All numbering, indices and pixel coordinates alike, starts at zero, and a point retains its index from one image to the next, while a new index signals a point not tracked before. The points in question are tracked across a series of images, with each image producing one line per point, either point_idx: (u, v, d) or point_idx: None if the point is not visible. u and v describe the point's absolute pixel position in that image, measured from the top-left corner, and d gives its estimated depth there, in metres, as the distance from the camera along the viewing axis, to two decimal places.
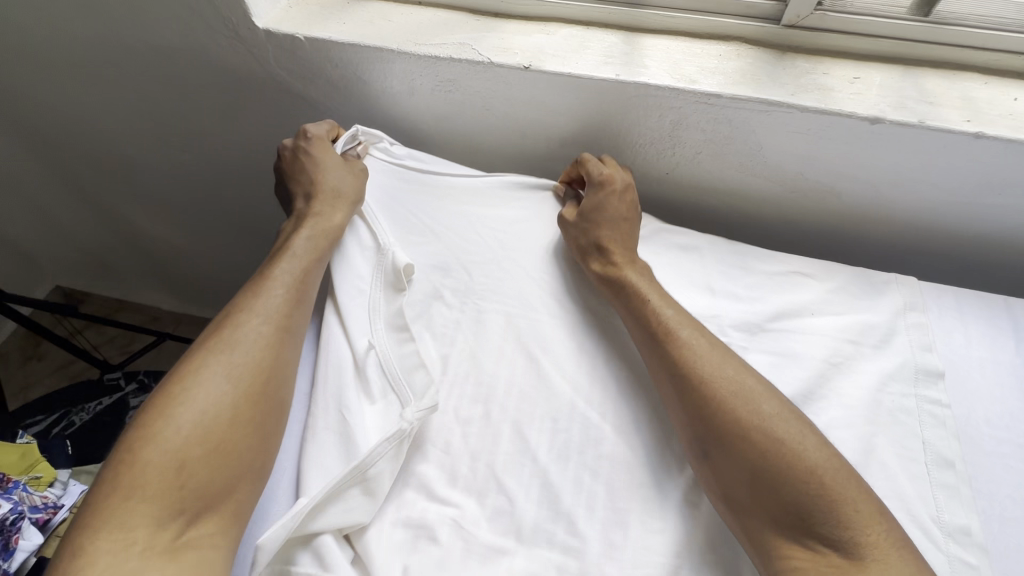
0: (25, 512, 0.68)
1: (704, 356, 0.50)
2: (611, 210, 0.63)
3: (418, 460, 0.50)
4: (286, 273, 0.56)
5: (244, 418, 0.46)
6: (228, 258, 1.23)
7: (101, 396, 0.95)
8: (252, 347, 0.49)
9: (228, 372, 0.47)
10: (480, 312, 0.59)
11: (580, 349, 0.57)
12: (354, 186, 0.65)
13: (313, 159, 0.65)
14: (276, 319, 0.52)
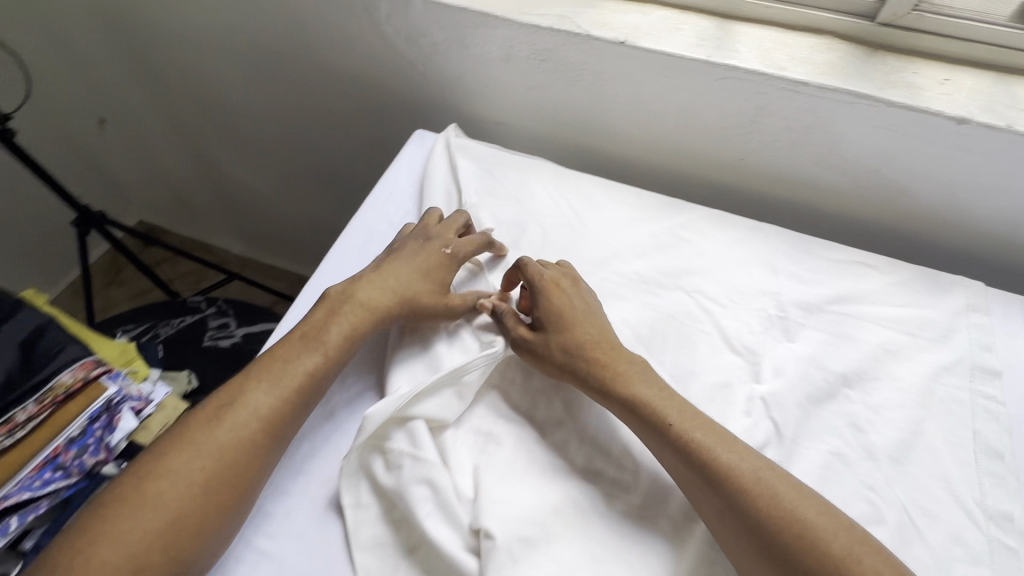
0: (126, 399, 0.76)
1: (709, 450, 0.45)
2: (574, 310, 0.56)
3: (488, 382, 0.55)
4: (302, 364, 0.51)
5: (200, 524, 0.43)
6: (300, 209, 1.31)
7: (184, 313, 1.04)
8: (235, 447, 0.46)
9: (203, 469, 0.45)
10: (553, 263, 0.64)
11: (643, 307, 0.61)
12: (428, 281, 0.59)
13: (413, 244, 0.61)
14: (271, 421, 0.48)
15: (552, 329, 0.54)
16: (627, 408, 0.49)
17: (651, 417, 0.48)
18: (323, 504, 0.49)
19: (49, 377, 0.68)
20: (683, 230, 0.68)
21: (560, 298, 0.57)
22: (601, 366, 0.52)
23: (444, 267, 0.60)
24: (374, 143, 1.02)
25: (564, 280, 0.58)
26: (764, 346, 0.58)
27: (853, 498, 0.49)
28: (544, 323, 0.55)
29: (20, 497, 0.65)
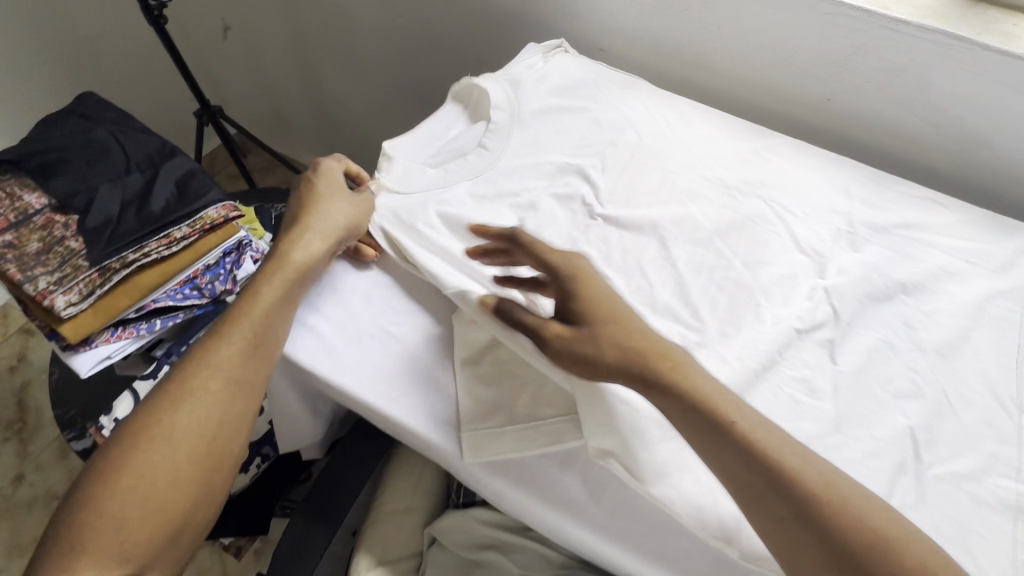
0: (251, 246, 0.87)
1: (758, 440, 0.42)
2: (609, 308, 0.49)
3: (582, 244, 0.63)
4: (238, 334, 0.53)
5: (180, 476, 0.47)
6: (388, 131, 1.42)
7: (287, 200, 1.14)
8: (192, 411, 0.49)
9: (163, 437, 0.48)
10: (644, 161, 0.71)
11: (724, 206, 0.68)
12: (356, 212, 0.63)
13: (313, 191, 0.63)
14: (227, 371, 0.52)
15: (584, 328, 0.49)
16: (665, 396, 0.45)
17: (700, 408, 0.44)
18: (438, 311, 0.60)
19: (200, 209, 0.79)
20: (767, 152, 0.74)
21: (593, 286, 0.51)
22: (641, 357, 0.46)
23: (350, 199, 0.64)
24: (475, 63, 1.10)
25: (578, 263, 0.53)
26: (832, 251, 0.64)
27: (897, 376, 0.56)
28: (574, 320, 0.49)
29: (166, 303, 0.78)
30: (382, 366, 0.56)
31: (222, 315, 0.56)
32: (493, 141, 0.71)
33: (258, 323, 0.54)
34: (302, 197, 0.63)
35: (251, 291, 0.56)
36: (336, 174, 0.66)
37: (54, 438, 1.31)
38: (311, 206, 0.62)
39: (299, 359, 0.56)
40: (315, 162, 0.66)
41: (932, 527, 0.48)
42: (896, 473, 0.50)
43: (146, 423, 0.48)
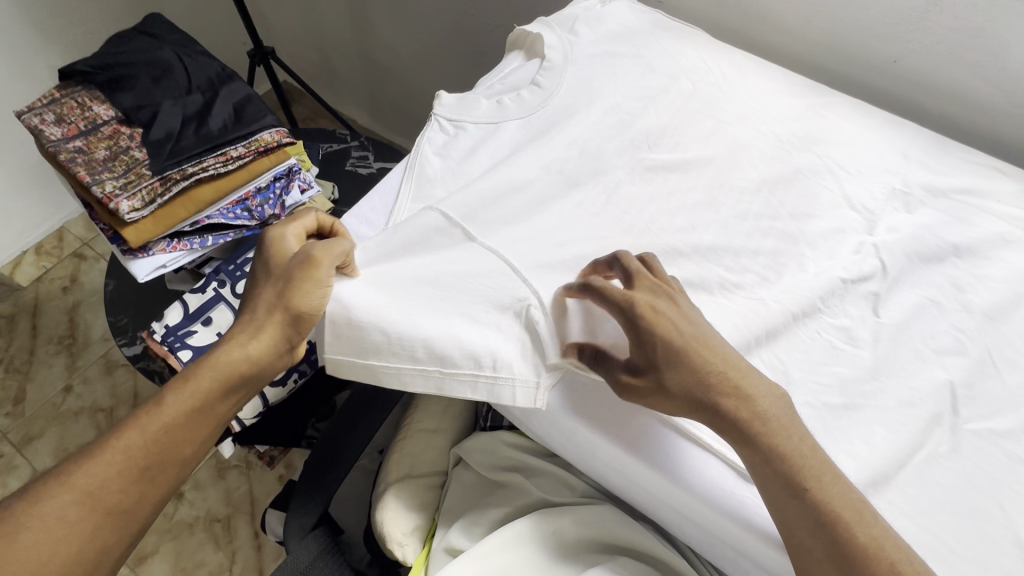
0: (295, 177, 0.88)
1: (790, 454, 0.44)
2: (676, 335, 0.47)
3: (627, 183, 0.64)
4: (153, 424, 0.48)
5: (96, 528, 0.45)
6: (432, 82, 1.42)
7: (333, 140, 1.16)
8: (75, 496, 0.44)
9: (48, 516, 0.43)
10: (697, 108, 0.70)
11: (776, 158, 0.66)
12: (298, 292, 0.53)
13: (257, 279, 0.57)
14: (176, 416, 0.49)
15: (656, 364, 0.47)
16: (699, 401, 0.46)
17: (732, 412, 0.45)
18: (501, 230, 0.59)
19: (256, 131, 0.82)
20: (827, 107, 0.71)
21: (663, 330, 0.48)
22: (689, 363, 0.46)
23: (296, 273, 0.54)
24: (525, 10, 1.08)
25: (663, 299, 0.50)
26: (884, 210, 0.63)
27: (942, 333, 0.55)
28: (643, 352, 0.48)
29: (218, 220, 0.82)
30: (430, 287, 0.55)
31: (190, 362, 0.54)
32: (546, 79, 0.71)
33: (182, 413, 0.49)
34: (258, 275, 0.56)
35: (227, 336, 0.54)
36: (277, 253, 0.57)
37: (101, 355, 1.38)
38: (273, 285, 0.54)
39: None
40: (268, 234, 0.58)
41: (962, 476, 0.48)
42: (931, 423, 0.50)
43: (37, 497, 0.44)
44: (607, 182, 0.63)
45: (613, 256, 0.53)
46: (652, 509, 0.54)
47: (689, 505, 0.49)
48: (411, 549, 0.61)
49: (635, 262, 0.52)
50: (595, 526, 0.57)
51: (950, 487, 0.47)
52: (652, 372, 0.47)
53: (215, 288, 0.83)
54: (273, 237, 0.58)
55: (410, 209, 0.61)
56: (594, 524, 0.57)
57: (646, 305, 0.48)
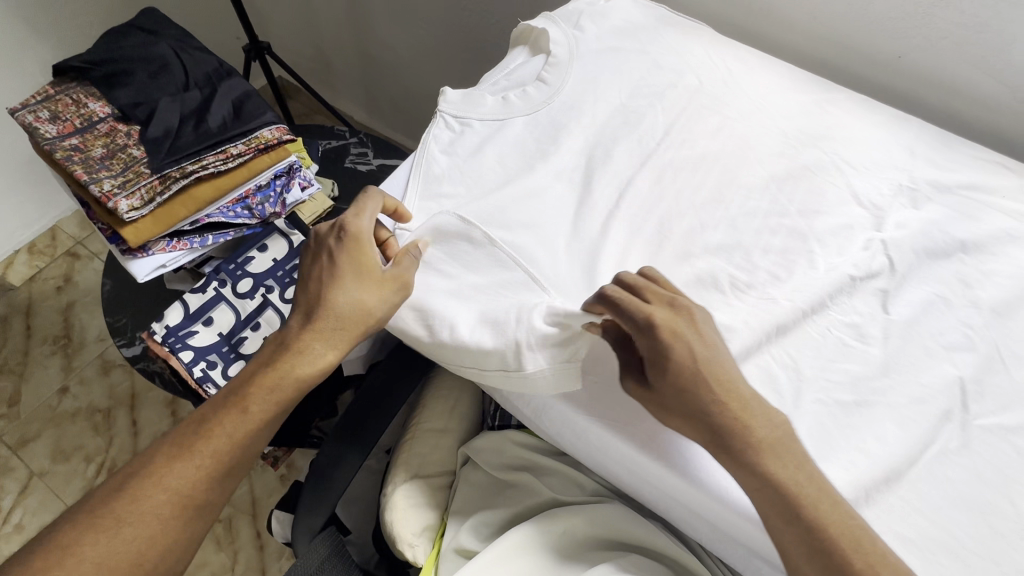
0: (297, 174, 0.88)
1: (794, 488, 0.43)
2: (689, 360, 0.47)
3: (634, 180, 0.63)
4: (231, 428, 0.52)
5: (192, 515, 0.50)
6: (430, 77, 1.40)
7: (332, 137, 1.15)
8: (164, 496, 0.49)
9: (151, 505, 0.48)
10: (703, 104, 0.69)
11: (783, 154, 0.66)
12: (375, 295, 0.55)
13: (331, 269, 0.57)
14: (259, 415, 0.53)
15: (680, 388, 0.47)
16: (700, 427, 0.46)
17: (736, 440, 0.45)
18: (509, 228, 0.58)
19: (255, 128, 0.81)
20: (833, 103, 0.71)
21: (680, 350, 0.47)
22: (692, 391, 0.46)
23: (371, 281, 0.55)
24: (526, 6, 1.07)
25: (681, 320, 0.48)
26: (891, 207, 0.63)
27: (950, 328, 0.55)
28: (664, 379, 0.47)
29: (218, 219, 0.81)
30: (450, 288, 0.56)
31: (266, 355, 0.56)
32: (552, 75, 0.70)
33: (265, 413, 0.53)
34: (330, 270, 0.57)
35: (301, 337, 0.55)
36: (357, 244, 0.57)
37: (97, 355, 1.37)
38: (345, 289, 0.56)
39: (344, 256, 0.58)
40: (345, 224, 0.58)
41: (973, 472, 0.48)
42: (942, 419, 0.50)
43: (130, 496, 0.48)
44: (614, 180, 0.63)
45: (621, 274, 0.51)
46: (664, 507, 0.54)
47: (703, 503, 0.49)
48: (421, 549, 0.60)
49: (647, 278, 0.51)
50: (606, 524, 0.57)
51: (961, 483, 0.47)
52: (659, 394, 0.48)
53: (216, 288, 0.82)
54: (349, 230, 0.57)
55: (417, 207, 0.62)
56: (605, 522, 0.57)
57: (667, 324, 0.47)
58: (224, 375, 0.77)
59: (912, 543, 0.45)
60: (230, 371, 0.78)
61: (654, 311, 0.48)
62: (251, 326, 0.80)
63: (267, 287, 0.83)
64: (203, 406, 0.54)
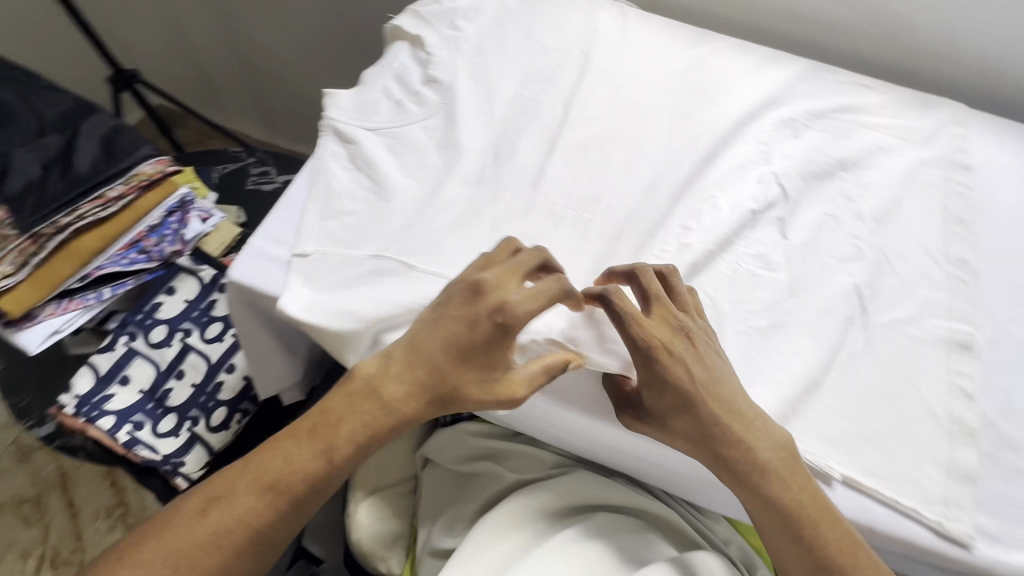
0: (192, 208, 0.83)
1: (794, 506, 0.45)
2: (687, 384, 0.46)
3: (537, 154, 0.63)
4: (310, 454, 0.47)
5: (261, 543, 0.46)
6: (322, 79, 1.34)
7: (227, 161, 1.08)
8: (229, 532, 0.45)
9: (217, 526, 0.45)
10: (591, 72, 0.71)
11: (672, 108, 0.68)
12: (494, 393, 0.46)
13: (483, 360, 0.47)
14: (340, 451, 0.47)
15: (665, 408, 0.47)
16: (698, 445, 0.47)
17: (730, 447, 0.46)
18: (424, 238, 0.56)
19: (133, 165, 0.74)
20: (711, 51, 0.74)
21: (672, 371, 0.47)
22: (690, 415, 0.46)
23: (492, 371, 0.47)
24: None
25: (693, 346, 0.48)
26: (776, 140, 0.67)
27: (841, 242, 0.60)
28: (658, 400, 0.47)
29: (112, 269, 0.76)
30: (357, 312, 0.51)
31: (359, 378, 0.49)
32: (437, 60, 0.68)
33: (353, 446, 0.47)
34: (452, 337, 0.47)
35: (392, 360, 0.48)
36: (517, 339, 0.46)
37: (10, 442, 1.24)
38: (460, 354, 0.46)
39: (245, 281, 0.53)
40: (501, 302, 0.46)
41: (878, 366, 0.53)
42: (846, 325, 0.55)
43: (205, 513, 0.45)
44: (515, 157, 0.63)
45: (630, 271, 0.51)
46: (622, 465, 0.56)
47: (655, 451, 0.52)
48: (395, 559, 0.60)
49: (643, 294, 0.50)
50: (572, 489, 0.59)
51: (869, 378, 0.52)
52: (658, 414, 0.48)
53: (127, 343, 0.77)
54: (501, 307, 0.46)
55: (318, 229, 0.56)
56: (571, 488, 0.59)
57: (664, 337, 0.47)
58: (154, 433, 0.73)
59: (838, 441, 0.49)
60: (161, 428, 0.74)
61: (652, 327, 0.48)
62: (175, 375, 0.76)
63: (185, 330, 0.78)
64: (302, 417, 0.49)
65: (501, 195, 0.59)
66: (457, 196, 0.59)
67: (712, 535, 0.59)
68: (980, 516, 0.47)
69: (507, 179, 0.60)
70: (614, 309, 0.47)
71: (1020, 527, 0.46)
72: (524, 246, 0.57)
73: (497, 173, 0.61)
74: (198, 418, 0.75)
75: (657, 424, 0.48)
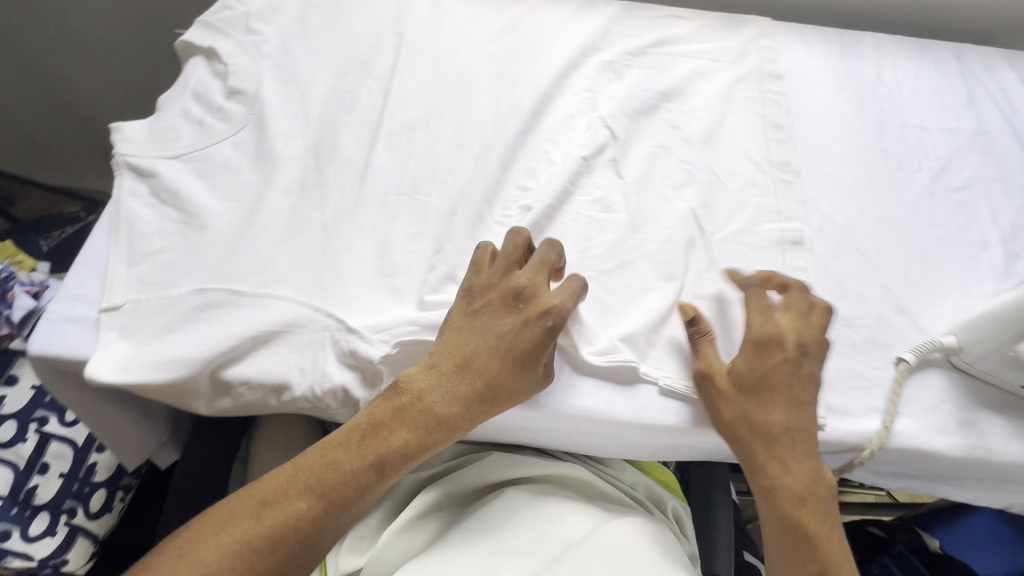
0: (16, 283, 0.78)
1: (800, 521, 0.44)
2: (796, 383, 0.47)
3: (363, 147, 0.60)
4: (365, 457, 0.44)
5: (308, 548, 0.41)
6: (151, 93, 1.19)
7: (64, 225, 0.98)
8: (275, 538, 0.40)
9: (267, 523, 0.41)
10: (407, 53, 0.68)
11: (496, 73, 0.67)
12: (523, 390, 0.46)
13: (521, 350, 0.46)
14: (390, 461, 0.44)
15: (756, 395, 0.46)
16: (766, 432, 0.46)
17: (778, 421, 0.46)
18: (248, 259, 0.52)
19: None
20: (524, 10, 0.73)
21: (777, 368, 0.47)
22: (779, 398, 0.46)
23: (534, 372, 0.46)
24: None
25: (803, 363, 0.47)
26: (601, 85, 0.68)
27: (673, 170, 0.61)
28: (756, 385, 0.47)
29: None
30: (182, 356, 0.46)
31: (418, 372, 0.46)
32: (237, 70, 0.63)
33: (407, 452, 0.44)
34: (502, 341, 0.47)
35: (455, 357, 0.46)
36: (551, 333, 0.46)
37: None
38: (513, 364, 0.46)
39: (52, 352, 0.47)
40: (550, 306, 0.47)
41: (722, 280, 0.55)
42: (688, 248, 0.56)
43: (254, 510, 0.41)
44: (340, 154, 0.59)
45: (803, 286, 0.51)
46: (531, 438, 0.54)
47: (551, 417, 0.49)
48: None
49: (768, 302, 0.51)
50: (486, 473, 0.56)
51: (714, 292, 0.54)
52: (744, 390, 0.47)
53: None
54: (549, 311, 0.47)
55: (127, 277, 0.51)
56: (488, 472, 0.56)
57: (801, 334, 0.48)
58: (24, 539, 0.64)
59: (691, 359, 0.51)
60: (35, 530, 0.65)
61: (795, 329, 0.48)
62: (38, 470, 0.68)
63: (39, 419, 0.71)
64: (355, 418, 0.46)
65: (329, 198, 0.56)
66: (281, 208, 0.55)
67: (620, 483, 0.60)
68: (828, 395, 0.50)
69: (331, 179, 0.58)
70: (752, 304, 0.50)
71: (861, 395, 0.50)
72: (362, 244, 0.54)
73: (322, 174, 0.58)
74: (75, 508, 0.67)
75: (741, 404, 0.46)
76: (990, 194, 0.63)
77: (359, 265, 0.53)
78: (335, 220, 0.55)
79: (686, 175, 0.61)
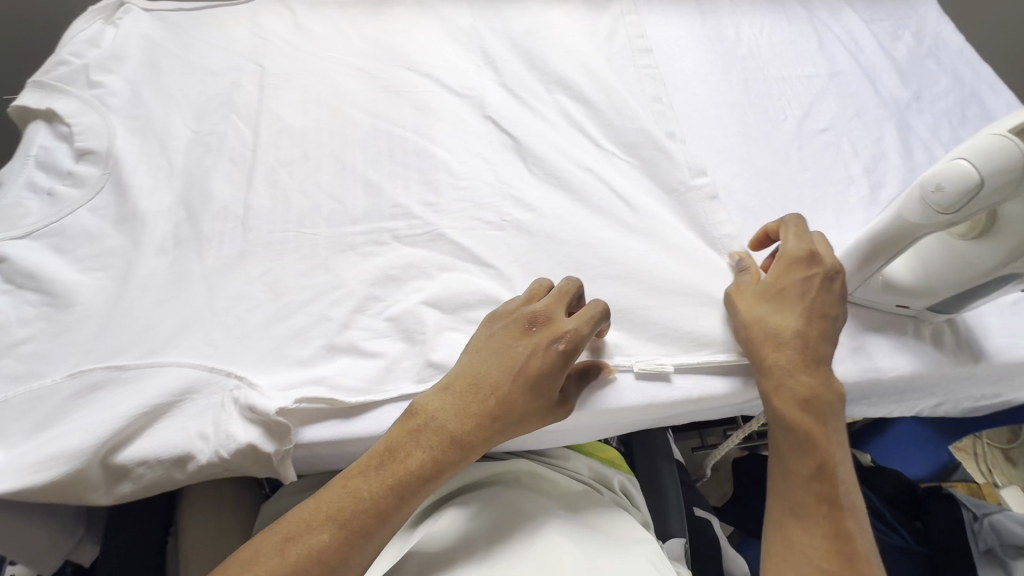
0: None
1: (801, 422, 0.45)
2: (820, 307, 0.49)
3: (239, 188, 0.57)
4: (385, 484, 0.41)
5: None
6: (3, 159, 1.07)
7: None
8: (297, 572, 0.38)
9: (290, 558, 0.38)
10: (272, 83, 0.65)
11: (367, 90, 0.66)
12: (532, 409, 0.45)
13: (534, 366, 0.46)
14: (411, 489, 0.42)
15: (792, 315, 0.48)
16: (789, 356, 0.47)
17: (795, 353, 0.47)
18: (128, 331, 0.48)
19: None
20: (389, 22, 0.72)
21: (812, 289, 0.49)
22: (804, 315, 0.48)
23: (548, 389, 0.46)
24: (23, 48, 0.97)
25: (836, 282, 0.50)
26: (477, 85, 0.67)
27: (560, 159, 0.62)
28: (787, 308, 0.49)
29: None
30: (63, 448, 0.42)
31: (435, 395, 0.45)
32: (84, 128, 0.59)
33: (426, 475, 0.42)
34: (514, 359, 0.46)
35: (472, 378, 0.46)
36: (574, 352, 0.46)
37: None
38: (526, 383, 0.45)
39: None
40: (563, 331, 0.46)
41: (621, 258, 0.56)
42: (583, 233, 0.57)
43: (275, 546, 0.39)
44: (215, 200, 0.56)
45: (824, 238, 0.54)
46: None
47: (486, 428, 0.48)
48: None
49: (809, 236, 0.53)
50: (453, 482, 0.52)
51: (615, 273, 0.55)
52: (775, 308, 0.49)
53: None
54: (564, 335, 0.46)
55: None
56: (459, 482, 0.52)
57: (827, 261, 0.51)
58: None
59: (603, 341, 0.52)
60: None
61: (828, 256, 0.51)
62: None
63: None
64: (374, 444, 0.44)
65: (211, 248, 0.54)
66: (157, 269, 0.52)
67: (568, 470, 0.58)
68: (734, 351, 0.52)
69: (208, 228, 0.55)
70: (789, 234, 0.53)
71: None
72: (253, 291, 0.52)
73: (197, 224, 0.55)
74: None
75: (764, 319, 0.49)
76: (851, 132, 0.68)
77: (253, 313, 0.51)
78: (219, 271, 0.52)
79: (573, 161, 0.62)
